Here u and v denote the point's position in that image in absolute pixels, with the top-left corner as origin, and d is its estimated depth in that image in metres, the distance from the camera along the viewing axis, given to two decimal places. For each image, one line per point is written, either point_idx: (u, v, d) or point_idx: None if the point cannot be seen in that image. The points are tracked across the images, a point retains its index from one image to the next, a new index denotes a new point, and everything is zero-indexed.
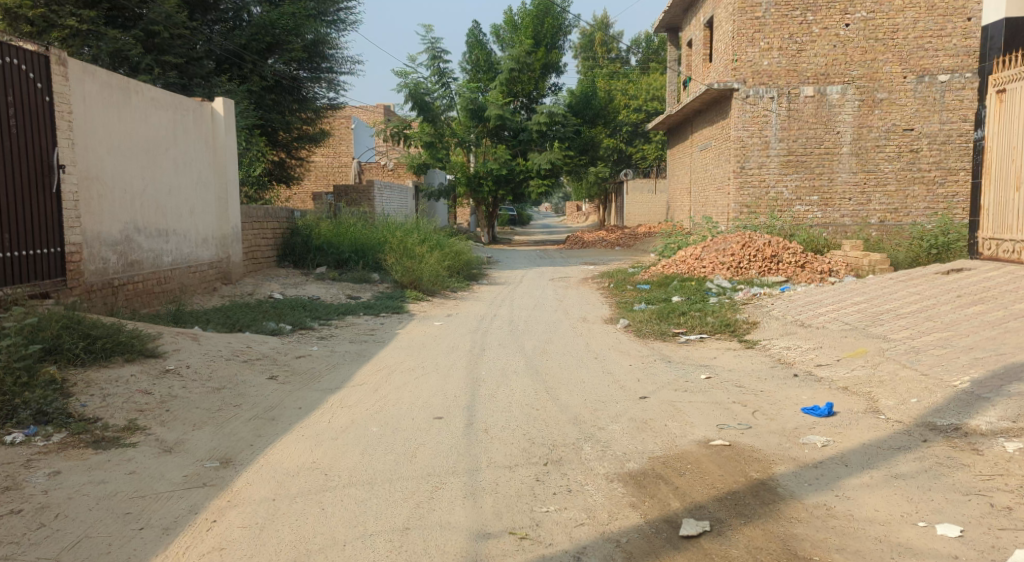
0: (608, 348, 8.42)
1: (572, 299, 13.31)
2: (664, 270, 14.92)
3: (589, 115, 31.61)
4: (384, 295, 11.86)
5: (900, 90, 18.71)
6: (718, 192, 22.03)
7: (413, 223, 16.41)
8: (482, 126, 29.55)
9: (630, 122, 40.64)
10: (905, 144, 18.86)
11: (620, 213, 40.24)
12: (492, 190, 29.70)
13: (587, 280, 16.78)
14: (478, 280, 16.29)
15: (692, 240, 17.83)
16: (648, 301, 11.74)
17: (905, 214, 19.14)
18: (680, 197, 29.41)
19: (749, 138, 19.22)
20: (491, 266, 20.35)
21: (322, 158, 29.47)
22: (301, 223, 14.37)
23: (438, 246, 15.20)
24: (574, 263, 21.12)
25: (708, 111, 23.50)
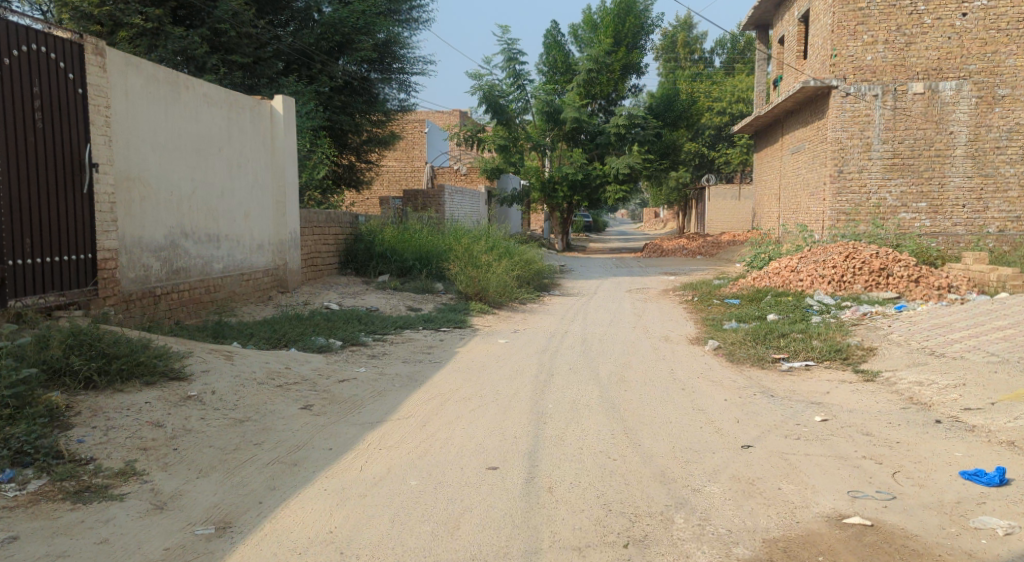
0: (696, 376, 7.26)
1: (660, 311, 12.41)
2: (755, 283, 13.59)
3: (671, 117, 30.13)
4: (446, 307, 10.91)
5: None
6: (815, 198, 20.82)
7: (482, 229, 15.47)
8: (558, 129, 28.78)
9: (713, 125, 39.32)
10: None
11: (700, 220, 38.77)
12: (569, 195, 28.81)
13: (668, 291, 15.62)
14: (550, 290, 15.28)
15: (783, 250, 16.27)
16: (739, 320, 10.46)
17: None
18: (767, 204, 27.95)
19: (849, 139, 18.11)
20: (565, 275, 19.34)
21: (394, 163, 29.03)
22: (365, 229, 13.59)
23: (507, 255, 14.21)
24: (653, 272, 19.93)
25: (803, 111, 22.25)
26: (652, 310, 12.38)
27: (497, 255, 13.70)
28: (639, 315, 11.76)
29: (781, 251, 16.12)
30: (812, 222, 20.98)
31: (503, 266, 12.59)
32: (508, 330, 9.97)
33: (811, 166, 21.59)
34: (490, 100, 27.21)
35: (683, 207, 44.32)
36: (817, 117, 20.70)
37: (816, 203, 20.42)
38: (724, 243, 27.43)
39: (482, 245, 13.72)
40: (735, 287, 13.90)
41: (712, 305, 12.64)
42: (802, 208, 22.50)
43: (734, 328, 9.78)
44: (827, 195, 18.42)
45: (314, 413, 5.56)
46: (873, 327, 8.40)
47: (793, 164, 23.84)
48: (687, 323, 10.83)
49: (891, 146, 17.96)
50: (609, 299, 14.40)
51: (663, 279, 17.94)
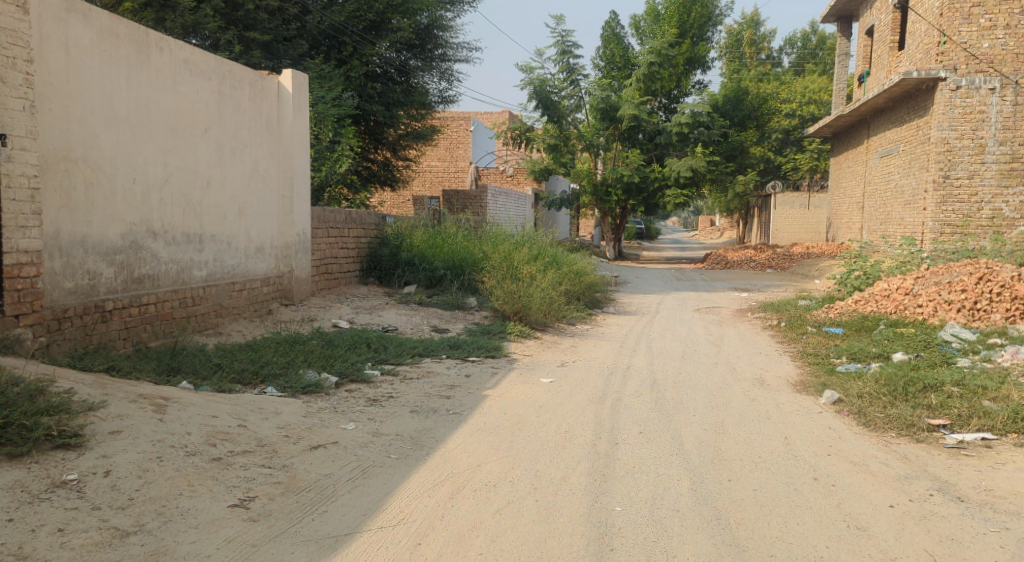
0: (826, 455, 5.14)
1: (745, 341, 10.28)
2: (857, 305, 11.73)
3: (738, 117, 27.86)
4: (480, 330, 8.91)
5: None
6: (912, 208, 18.54)
7: (527, 235, 13.44)
8: (614, 127, 26.56)
9: (780, 129, 37.04)
10: None
11: (763, 230, 36.35)
12: (623, 199, 26.73)
13: (744, 311, 13.49)
14: (604, 306, 13.22)
15: (881, 267, 14.07)
16: (863, 361, 8.49)
17: None
18: (846, 215, 25.75)
19: (957, 139, 16.44)
20: (622, 288, 17.26)
21: (437, 161, 27.31)
22: (391, 232, 11.70)
23: (555, 267, 12.14)
24: (722, 289, 17.74)
25: (896, 110, 20.31)
26: (733, 340, 10.23)
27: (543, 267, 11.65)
28: (718, 346, 9.61)
29: (878, 268, 14.01)
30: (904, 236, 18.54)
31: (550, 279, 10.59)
32: (556, 361, 7.93)
33: (908, 171, 19.24)
34: (541, 96, 25.53)
35: (743, 216, 41.87)
36: (920, 116, 18.28)
37: (912, 214, 18.74)
38: (796, 256, 25.10)
39: (528, 254, 11.72)
40: (830, 311, 11.93)
41: (806, 336, 10.47)
42: (894, 218, 20.12)
43: (854, 373, 7.72)
44: (930, 202, 16.77)
45: (250, 517, 3.58)
46: None
47: (883, 168, 21.47)
48: (783, 361, 8.64)
49: (1008, 148, 16.35)
50: (678, 321, 12.25)
51: (736, 298, 15.72)
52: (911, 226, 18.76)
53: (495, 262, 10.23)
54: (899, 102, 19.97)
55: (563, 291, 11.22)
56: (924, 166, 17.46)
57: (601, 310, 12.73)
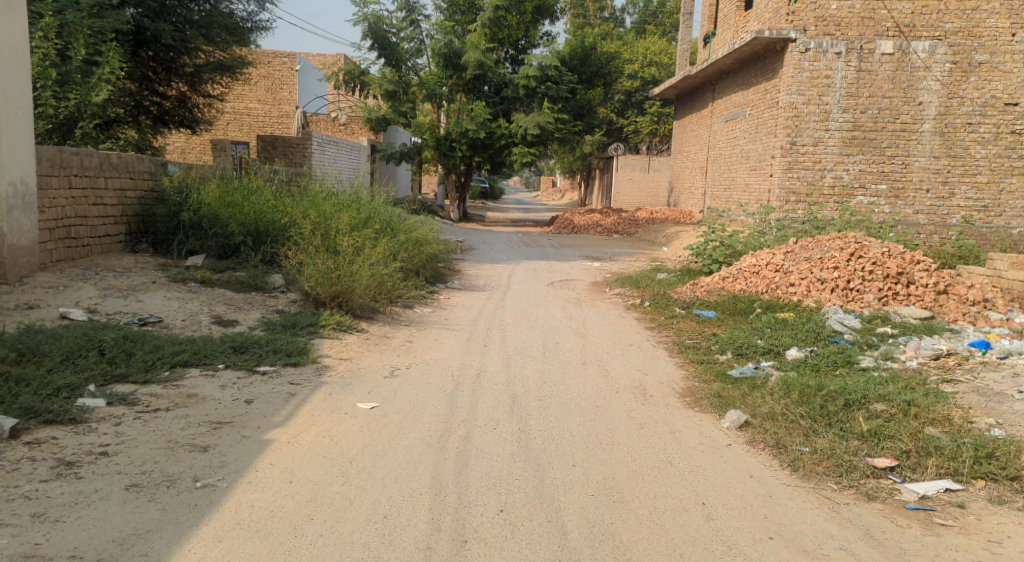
0: (768, 540, 3.57)
1: (613, 325, 8.70)
2: (725, 286, 9.85)
3: (587, 74, 26.29)
4: (278, 322, 6.81)
5: (1005, 51, 15.58)
6: (758, 174, 17.87)
7: (358, 193, 11.34)
8: (458, 77, 24.81)
9: (623, 89, 36.25)
10: (1005, 123, 15.77)
11: (605, 193, 35.58)
12: (467, 156, 25.00)
13: (598, 287, 12.11)
14: (445, 280, 11.38)
15: (738, 238, 13.05)
16: (759, 360, 6.71)
17: (997, 213, 16.21)
18: (689, 179, 25.06)
19: (805, 104, 16.09)
20: (463, 256, 15.44)
21: (256, 104, 24.69)
22: (174, 186, 9.40)
23: (386, 234, 10.15)
24: (571, 258, 16.33)
25: (740, 72, 19.53)
26: (602, 326, 8.62)
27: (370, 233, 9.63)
28: (584, 336, 7.94)
29: (736, 239, 13.03)
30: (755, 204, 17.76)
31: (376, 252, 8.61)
32: (384, 369, 5.96)
33: (752, 136, 18.49)
34: (375, 33, 23.35)
35: (585, 178, 41.07)
36: (767, 79, 17.31)
37: (756, 180, 18.05)
38: (641, 221, 24.17)
39: (352, 219, 9.62)
40: (692, 289, 10.24)
41: (672, 319, 8.96)
42: (738, 184, 19.38)
43: (753, 380, 5.94)
44: (776, 169, 16.49)
45: None
46: (993, 395, 5.21)
47: (726, 133, 20.72)
48: (662, 356, 7.08)
49: (851, 116, 16.02)
50: (531, 301, 10.52)
51: (589, 271, 14.32)
52: (754, 193, 18.09)
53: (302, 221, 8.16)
54: (746, 64, 19.02)
55: (393, 264, 9.27)
56: (775, 131, 16.60)
57: (439, 286, 10.77)
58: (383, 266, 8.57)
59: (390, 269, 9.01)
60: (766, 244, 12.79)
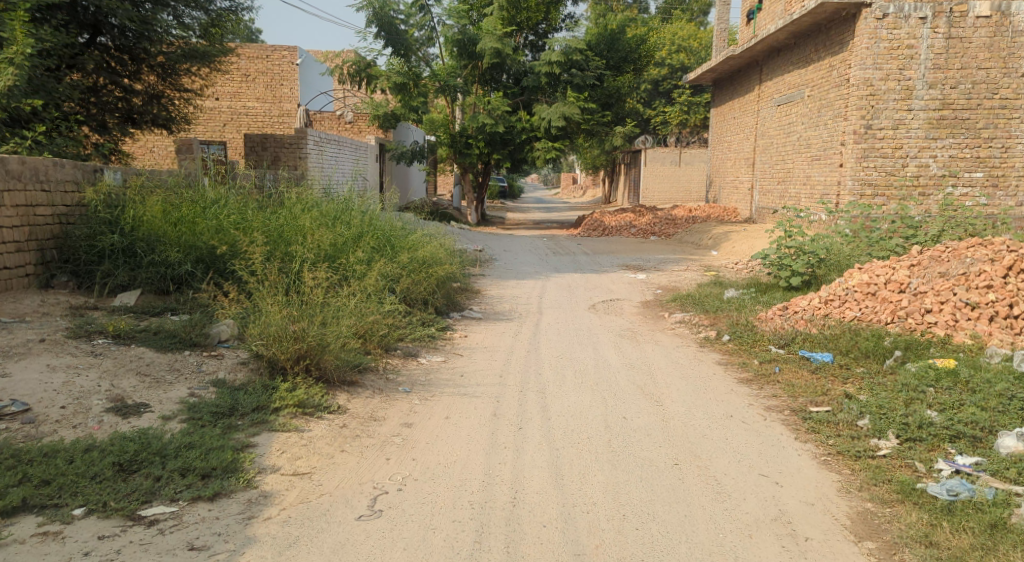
0: None
1: (687, 374, 6.39)
2: (827, 313, 7.41)
3: (615, 60, 24.06)
4: (207, 403, 4.56)
5: None
6: (822, 163, 15.88)
7: (347, 199, 9.07)
8: (473, 67, 22.84)
9: (650, 78, 33.99)
10: None
11: (632, 190, 33.25)
12: (485, 152, 23.00)
13: (650, 310, 9.88)
14: (464, 308, 9.14)
15: (817, 241, 10.70)
16: (951, 453, 4.37)
17: None
18: (732, 172, 22.85)
19: (882, 81, 13.83)
20: (483, 271, 13.21)
21: (255, 103, 22.83)
22: (100, 198, 7.22)
23: (379, 255, 7.88)
24: (610, 269, 14.08)
25: (796, 49, 17.60)
26: (676, 375, 6.34)
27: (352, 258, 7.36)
28: (653, 394, 5.69)
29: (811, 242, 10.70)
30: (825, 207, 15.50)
31: (358, 287, 6.41)
32: (360, 498, 3.77)
33: (813, 120, 16.51)
34: (381, 19, 21.22)
35: (609, 174, 38.78)
36: (834, 52, 15.43)
37: (819, 171, 16.07)
38: (680, 220, 21.87)
39: (333, 239, 7.38)
40: (784, 318, 7.82)
41: (764, 362, 6.64)
42: (796, 175, 17.42)
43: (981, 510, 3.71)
44: (849, 157, 14.26)
45: None
46: None
47: (779, 118, 18.83)
48: (780, 437, 4.76)
49: (938, 92, 13.81)
50: (572, 335, 8.23)
51: (634, 286, 12.05)
52: (818, 184, 16.13)
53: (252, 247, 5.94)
54: (804, 38, 17.06)
55: (385, 298, 7.01)
56: (847, 112, 14.32)
57: (453, 319, 8.49)
58: (367, 304, 6.33)
59: (383, 304, 6.75)
60: (852, 249, 10.50)
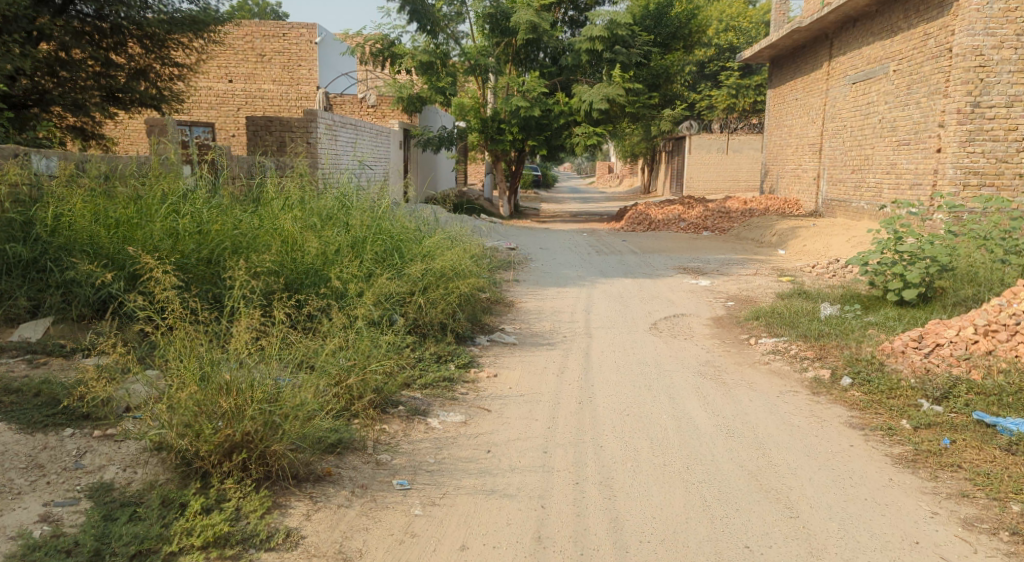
0: None
1: (814, 450, 4.47)
2: (990, 336, 5.94)
3: (664, 36, 22.27)
4: (59, 538, 3.19)
5: None
6: (916, 150, 14.22)
7: (350, 189, 7.24)
8: (508, 44, 21.04)
9: (696, 61, 31.99)
10: None
11: (675, 179, 31.10)
12: (520, 139, 21.22)
13: (723, 332, 8.05)
14: (500, 333, 7.29)
15: (932, 242, 8.73)
16: None
17: None
18: (792, 160, 20.84)
19: (994, 48, 12.69)
20: (517, 275, 11.43)
21: (271, 85, 21.30)
22: (19, 192, 5.45)
23: (379, 269, 6.05)
24: (665, 272, 12.26)
25: (878, 18, 16.00)
26: (796, 451, 4.44)
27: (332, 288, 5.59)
28: (779, 492, 3.87)
29: (918, 245, 8.68)
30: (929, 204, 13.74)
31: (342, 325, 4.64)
32: None
33: (899, 99, 14.90)
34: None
35: (649, 162, 36.62)
36: (928, 18, 13.96)
37: (905, 158, 14.61)
38: (735, 212, 19.83)
39: (320, 250, 5.75)
40: (926, 354, 6.07)
41: (921, 429, 4.80)
42: (875, 163, 15.79)
43: None
44: (949, 141, 13.16)
45: None
46: None
47: (851, 98, 17.16)
48: None
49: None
50: (633, 369, 6.35)
51: (698, 297, 10.23)
52: (906, 172, 14.58)
53: (154, 266, 4.23)
54: (889, 5, 15.55)
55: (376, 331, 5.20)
56: (947, 88, 13.23)
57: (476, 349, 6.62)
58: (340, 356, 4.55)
59: (374, 343, 4.94)
60: (976, 256, 8.57)
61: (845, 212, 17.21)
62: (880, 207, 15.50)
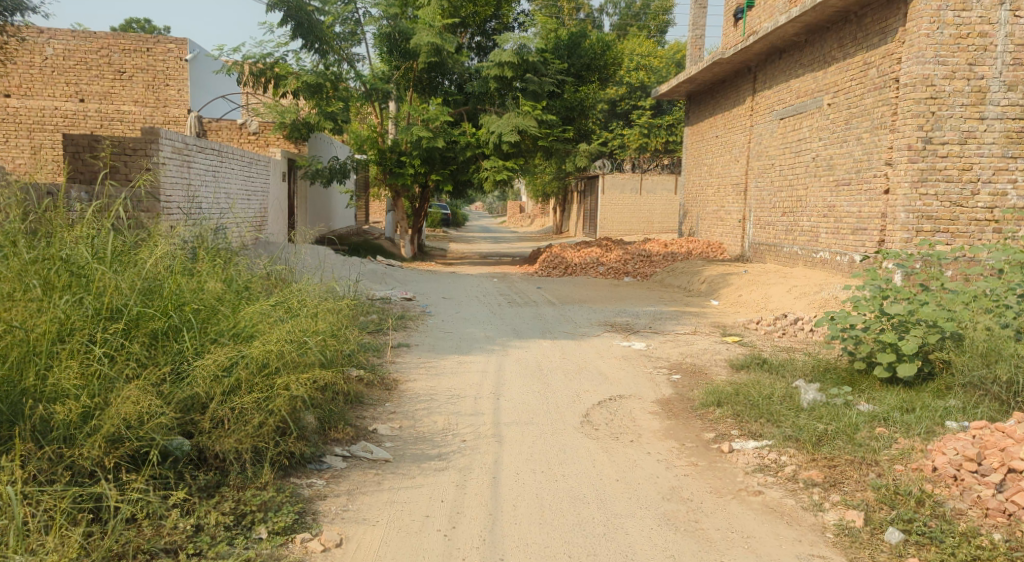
0: None
1: None
2: None
3: (577, 67, 20.54)
4: None
5: None
6: (859, 192, 12.15)
7: (150, 233, 5.19)
8: (408, 68, 18.92)
9: (607, 98, 30.58)
10: None
11: (588, 220, 29.31)
12: (421, 173, 19.03)
13: (681, 427, 5.99)
14: (369, 447, 5.03)
15: (929, 300, 6.86)
16: None
17: None
18: (714, 200, 19.26)
19: (946, 79, 10.81)
20: (408, 335, 9.17)
21: (132, 106, 18.53)
22: None
23: (142, 365, 4.01)
24: (590, 330, 10.19)
25: (805, 48, 14.21)
26: None
27: (37, 409, 3.63)
28: None
29: (916, 302, 6.81)
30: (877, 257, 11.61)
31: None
32: None
33: (836, 135, 12.86)
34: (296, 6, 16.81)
35: (561, 201, 34.89)
36: (866, 47, 12.09)
37: (848, 200, 12.46)
38: (656, 256, 18.06)
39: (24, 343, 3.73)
40: (998, 487, 4.14)
41: None
42: (810, 204, 13.74)
43: None
44: (899, 181, 11.17)
45: None
46: None
47: (778, 135, 15.34)
48: None
49: (1018, 95, 10.82)
50: (543, 506, 4.32)
51: (636, 366, 8.17)
52: (846, 216, 12.51)
53: None
54: (818, 34, 13.69)
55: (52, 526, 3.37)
56: (895, 122, 11.26)
57: (301, 497, 4.28)
58: None
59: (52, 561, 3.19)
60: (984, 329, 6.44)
61: (776, 257, 15.37)
62: (818, 252, 13.43)
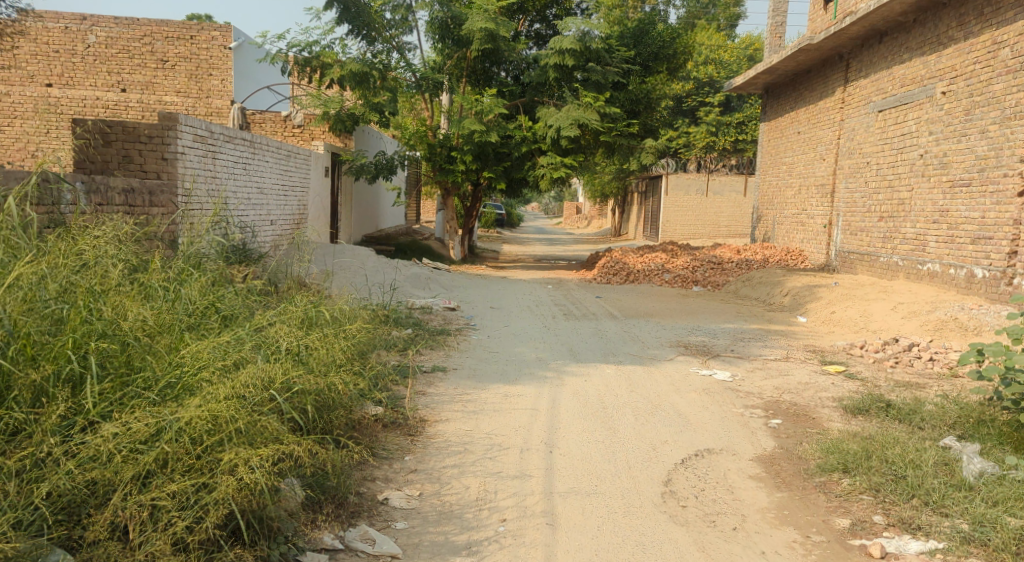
0: None
1: None
2: None
3: (643, 57, 18.95)
4: None
5: None
6: (981, 194, 10.37)
7: (95, 245, 4.28)
8: (461, 56, 17.51)
9: (673, 93, 28.78)
10: None
11: (650, 222, 27.57)
12: (473, 169, 17.64)
13: (803, 504, 4.45)
14: (373, 537, 3.81)
15: None
16: None
17: None
18: (793, 203, 17.47)
19: None
20: (448, 355, 7.78)
21: (174, 97, 17.52)
22: None
23: (28, 440, 3.21)
24: (662, 353, 8.66)
25: (913, 30, 12.43)
26: None
27: None
28: None
29: None
30: (1006, 271, 9.78)
31: None
32: None
33: (952, 129, 11.10)
34: None
35: (621, 203, 33.15)
36: (995, 24, 10.29)
37: (967, 204, 10.66)
38: (728, 263, 16.34)
39: None
40: None
41: None
42: (914, 209, 12.00)
43: None
44: None
45: None
46: None
47: (874, 130, 13.58)
48: None
49: None
50: None
51: (724, 404, 6.66)
52: (962, 223, 10.75)
53: None
54: (931, 13, 11.90)
55: None
56: None
57: None
58: None
59: None
60: None
61: (869, 268, 13.59)
62: (925, 264, 11.64)
